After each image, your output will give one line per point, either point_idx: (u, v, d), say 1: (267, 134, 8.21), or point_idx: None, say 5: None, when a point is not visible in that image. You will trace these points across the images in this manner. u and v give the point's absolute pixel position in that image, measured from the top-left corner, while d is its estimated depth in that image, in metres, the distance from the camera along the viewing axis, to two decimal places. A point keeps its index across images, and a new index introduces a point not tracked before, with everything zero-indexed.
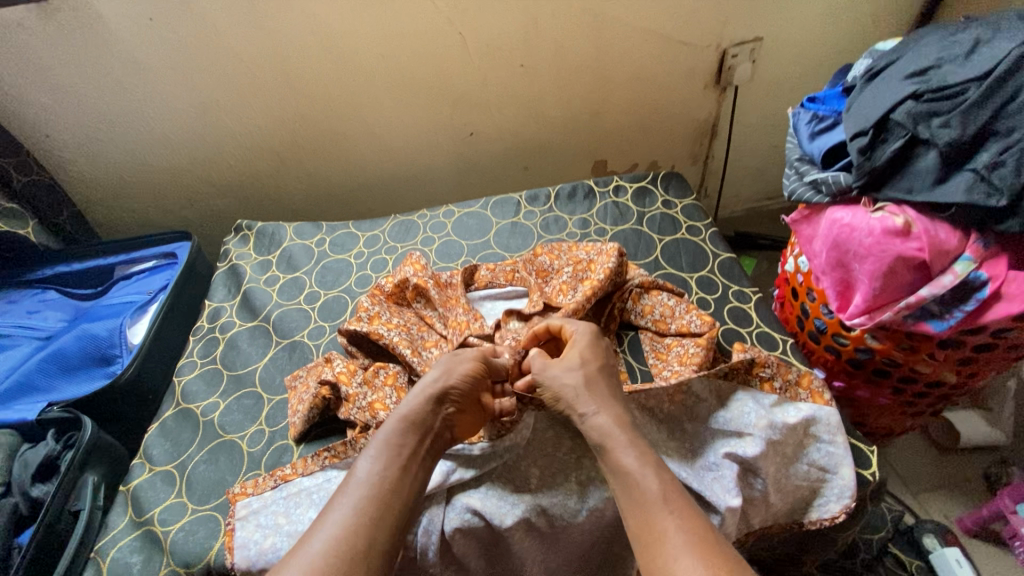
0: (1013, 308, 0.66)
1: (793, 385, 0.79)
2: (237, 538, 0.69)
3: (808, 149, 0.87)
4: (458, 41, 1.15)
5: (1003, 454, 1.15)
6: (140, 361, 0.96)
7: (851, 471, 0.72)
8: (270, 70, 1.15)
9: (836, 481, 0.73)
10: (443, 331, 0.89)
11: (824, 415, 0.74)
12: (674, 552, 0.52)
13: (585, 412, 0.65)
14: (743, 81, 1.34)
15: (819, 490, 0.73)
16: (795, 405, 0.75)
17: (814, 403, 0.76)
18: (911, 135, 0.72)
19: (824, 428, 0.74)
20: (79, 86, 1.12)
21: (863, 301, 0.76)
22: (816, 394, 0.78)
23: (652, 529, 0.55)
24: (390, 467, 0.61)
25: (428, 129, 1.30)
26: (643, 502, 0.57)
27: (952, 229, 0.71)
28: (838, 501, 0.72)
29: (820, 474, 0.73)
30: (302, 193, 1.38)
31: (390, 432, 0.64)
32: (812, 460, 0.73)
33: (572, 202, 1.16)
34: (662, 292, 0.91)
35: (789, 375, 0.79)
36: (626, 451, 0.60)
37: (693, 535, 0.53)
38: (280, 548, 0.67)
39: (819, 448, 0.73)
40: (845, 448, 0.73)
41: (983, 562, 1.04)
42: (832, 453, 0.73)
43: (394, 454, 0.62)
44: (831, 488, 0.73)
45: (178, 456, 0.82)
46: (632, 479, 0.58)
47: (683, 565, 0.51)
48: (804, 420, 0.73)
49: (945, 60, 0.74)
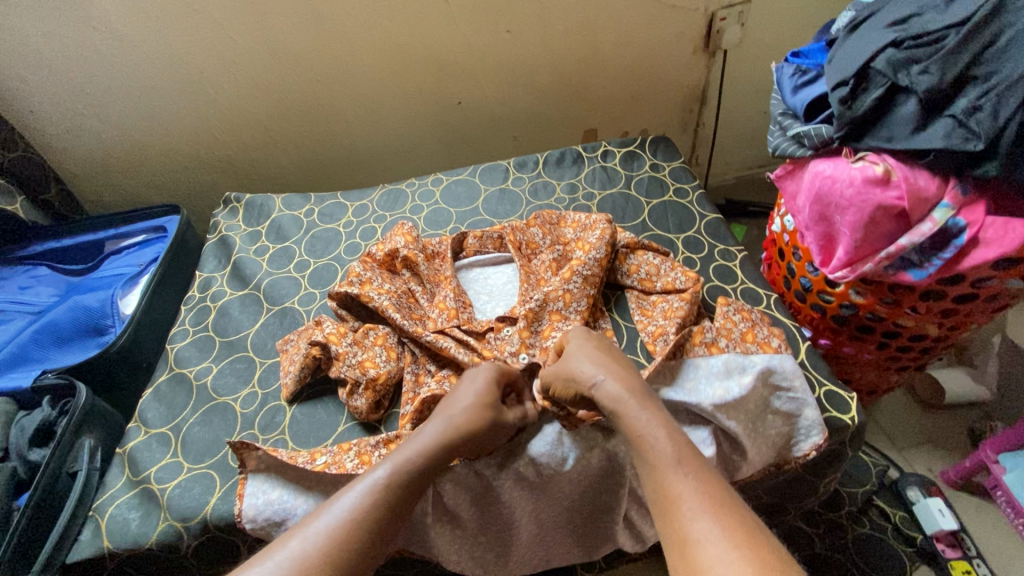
0: (990, 254, 0.68)
1: (739, 341, 0.78)
2: (249, 486, 0.72)
3: (791, 103, 0.87)
4: (442, 6, 1.14)
5: (986, 410, 1.17)
6: (133, 330, 0.97)
7: (814, 410, 0.73)
8: (253, 39, 1.13)
9: (802, 423, 0.73)
10: (427, 309, 0.87)
11: (778, 364, 0.74)
12: (689, 513, 0.50)
13: (593, 382, 0.64)
14: (732, 45, 1.33)
15: (790, 433, 0.74)
16: (749, 359, 0.74)
17: (765, 353, 0.75)
18: (891, 83, 0.72)
19: (781, 376, 0.73)
20: (59, 59, 1.10)
21: (845, 254, 0.77)
22: (764, 345, 0.78)
23: (666, 492, 0.53)
24: (399, 501, 0.57)
25: (415, 99, 1.29)
26: (658, 465, 0.55)
27: (931, 176, 0.71)
28: (808, 439, 0.73)
29: (786, 421, 0.73)
30: (289, 166, 1.38)
31: (412, 455, 0.60)
32: (774, 408, 0.73)
33: (560, 168, 1.16)
34: (647, 252, 0.92)
35: (733, 333, 0.79)
36: (640, 413, 0.60)
37: (708, 497, 0.51)
38: (286, 500, 0.70)
39: (779, 396, 0.73)
40: (804, 390, 0.73)
41: (967, 513, 1.06)
42: (794, 399, 0.73)
43: (413, 481, 0.59)
44: (799, 428, 0.73)
45: (173, 418, 0.84)
46: (644, 441, 0.57)
47: (698, 527, 0.49)
48: (760, 373, 0.73)
49: (926, 8, 0.74)
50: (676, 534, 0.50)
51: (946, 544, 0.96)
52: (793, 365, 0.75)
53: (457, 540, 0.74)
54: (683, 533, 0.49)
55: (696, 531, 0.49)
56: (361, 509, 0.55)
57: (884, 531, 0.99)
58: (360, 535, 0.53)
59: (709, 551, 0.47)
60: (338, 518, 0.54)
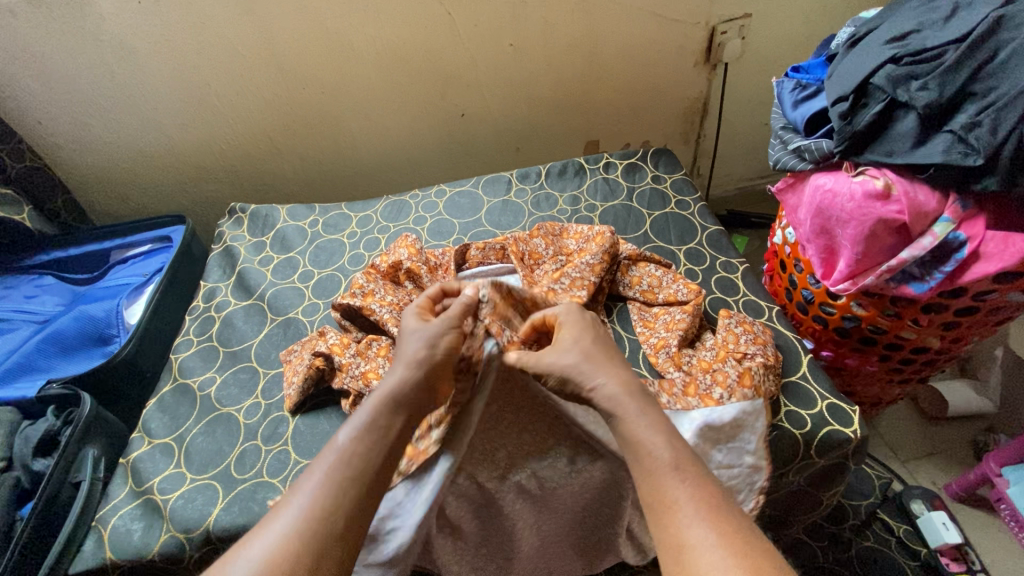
0: (990, 268, 0.68)
1: (680, 395, 0.74)
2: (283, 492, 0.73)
3: (791, 117, 0.88)
4: (446, 20, 1.16)
5: (991, 423, 1.16)
6: (138, 339, 0.98)
7: (752, 459, 0.69)
8: (260, 53, 1.15)
9: (743, 473, 0.69)
10: None
11: (715, 416, 0.70)
12: (686, 520, 0.50)
13: (592, 385, 0.61)
14: (733, 58, 1.34)
15: (734, 488, 0.69)
16: (687, 416, 0.71)
17: (704, 407, 0.71)
18: (891, 99, 0.73)
19: (719, 430, 0.69)
20: (70, 72, 1.12)
21: (846, 266, 0.77)
22: (705, 397, 0.73)
23: (662, 498, 0.52)
24: (371, 452, 0.56)
25: (420, 112, 1.31)
26: (654, 471, 0.54)
27: (932, 190, 0.72)
28: (749, 491, 0.69)
29: (728, 474, 0.69)
30: (294, 177, 1.39)
31: (373, 407, 0.59)
32: (716, 462, 0.69)
33: (563, 179, 1.17)
34: (649, 264, 0.93)
35: (672, 389, 0.75)
36: (640, 419, 0.57)
37: (703, 504, 0.50)
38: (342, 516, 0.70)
39: (720, 450, 0.69)
40: (743, 441, 0.69)
41: (973, 529, 1.05)
42: (733, 449, 0.69)
43: (380, 437, 0.57)
44: (742, 482, 0.69)
45: (177, 428, 0.84)
46: (643, 448, 0.55)
47: (695, 533, 0.49)
48: (698, 430, 0.69)
49: (925, 24, 0.75)
50: (671, 541, 0.50)
51: (950, 558, 0.95)
52: (735, 414, 0.70)
53: (460, 552, 0.74)
54: (678, 538, 0.49)
55: (691, 538, 0.49)
56: (330, 480, 0.53)
57: (888, 545, 0.98)
58: (337, 494, 0.53)
59: (705, 559, 0.47)
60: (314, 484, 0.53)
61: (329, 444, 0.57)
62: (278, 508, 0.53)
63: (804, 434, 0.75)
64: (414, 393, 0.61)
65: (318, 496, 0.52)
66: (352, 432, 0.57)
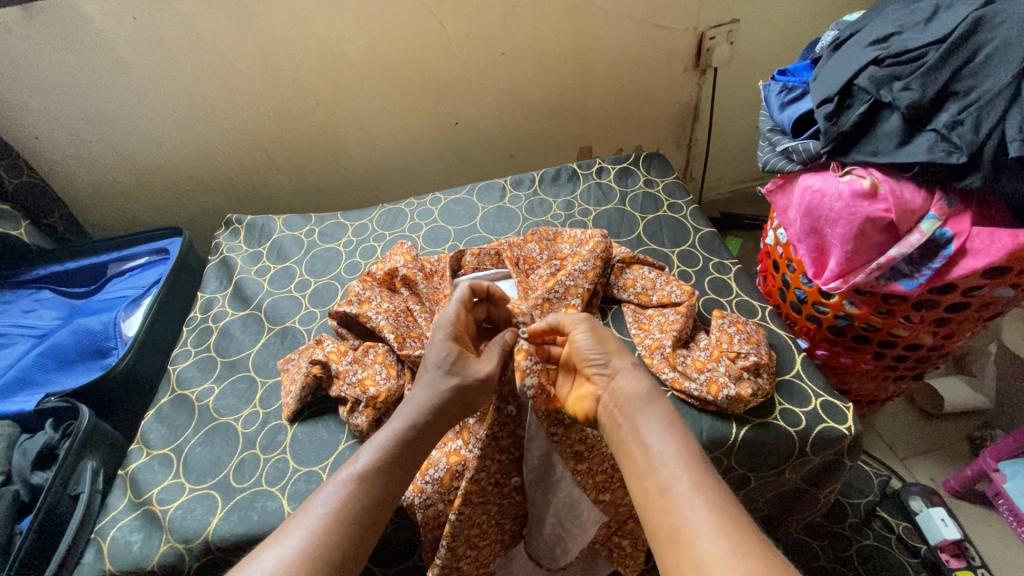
0: (978, 263, 0.69)
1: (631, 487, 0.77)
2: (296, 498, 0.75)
3: (778, 119, 0.90)
4: (439, 31, 1.18)
5: (986, 418, 1.17)
6: (135, 351, 0.99)
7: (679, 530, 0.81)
8: (255, 65, 1.16)
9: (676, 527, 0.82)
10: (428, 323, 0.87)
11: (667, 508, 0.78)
12: (699, 505, 0.50)
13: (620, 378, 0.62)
14: (722, 63, 1.36)
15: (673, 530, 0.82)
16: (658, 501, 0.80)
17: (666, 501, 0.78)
18: (874, 99, 0.74)
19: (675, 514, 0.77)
20: (67, 89, 1.13)
21: (837, 265, 0.78)
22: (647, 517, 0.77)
23: (674, 485, 0.52)
24: (390, 480, 0.56)
25: (414, 122, 1.32)
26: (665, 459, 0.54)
27: (916, 189, 0.73)
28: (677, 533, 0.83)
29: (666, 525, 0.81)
30: (290, 188, 1.40)
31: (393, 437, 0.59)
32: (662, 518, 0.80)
33: (556, 185, 1.18)
34: (642, 266, 0.94)
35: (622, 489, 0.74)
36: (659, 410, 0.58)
37: (715, 491, 0.51)
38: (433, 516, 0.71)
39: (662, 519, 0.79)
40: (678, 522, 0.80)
41: (975, 525, 1.05)
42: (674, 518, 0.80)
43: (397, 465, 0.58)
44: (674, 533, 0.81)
45: (175, 439, 0.85)
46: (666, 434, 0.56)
47: (704, 520, 0.49)
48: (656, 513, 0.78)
49: (905, 27, 0.76)
50: (676, 528, 0.49)
51: (950, 554, 0.95)
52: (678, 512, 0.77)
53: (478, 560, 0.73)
54: (689, 525, 0.49)
55: (701, 524, 0.48)
56: (348, 499, 0.54)
57: (887, 541, 0.98)
58: (354, 515, 0.53)
59: (716, 545, 0.46)
60: (328, 504, 0.53)
61: (345, 466, 0.56)
62: (291, 519, 0.52)
63: (798, 432, 0.75)
64: (433, 428, 0.62)
65: (334, 515, 0.52)
66: (371, 458, 0.57)
